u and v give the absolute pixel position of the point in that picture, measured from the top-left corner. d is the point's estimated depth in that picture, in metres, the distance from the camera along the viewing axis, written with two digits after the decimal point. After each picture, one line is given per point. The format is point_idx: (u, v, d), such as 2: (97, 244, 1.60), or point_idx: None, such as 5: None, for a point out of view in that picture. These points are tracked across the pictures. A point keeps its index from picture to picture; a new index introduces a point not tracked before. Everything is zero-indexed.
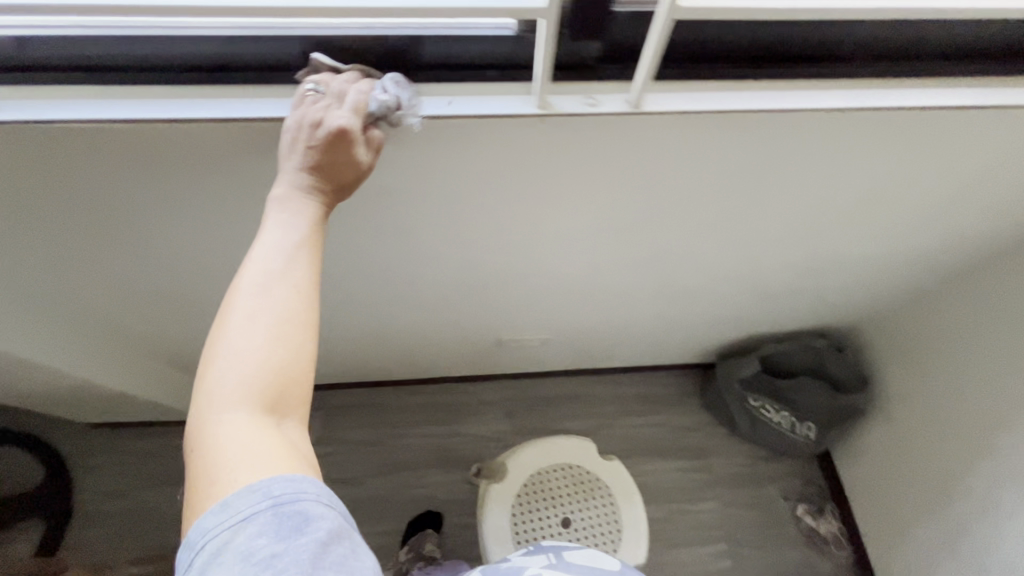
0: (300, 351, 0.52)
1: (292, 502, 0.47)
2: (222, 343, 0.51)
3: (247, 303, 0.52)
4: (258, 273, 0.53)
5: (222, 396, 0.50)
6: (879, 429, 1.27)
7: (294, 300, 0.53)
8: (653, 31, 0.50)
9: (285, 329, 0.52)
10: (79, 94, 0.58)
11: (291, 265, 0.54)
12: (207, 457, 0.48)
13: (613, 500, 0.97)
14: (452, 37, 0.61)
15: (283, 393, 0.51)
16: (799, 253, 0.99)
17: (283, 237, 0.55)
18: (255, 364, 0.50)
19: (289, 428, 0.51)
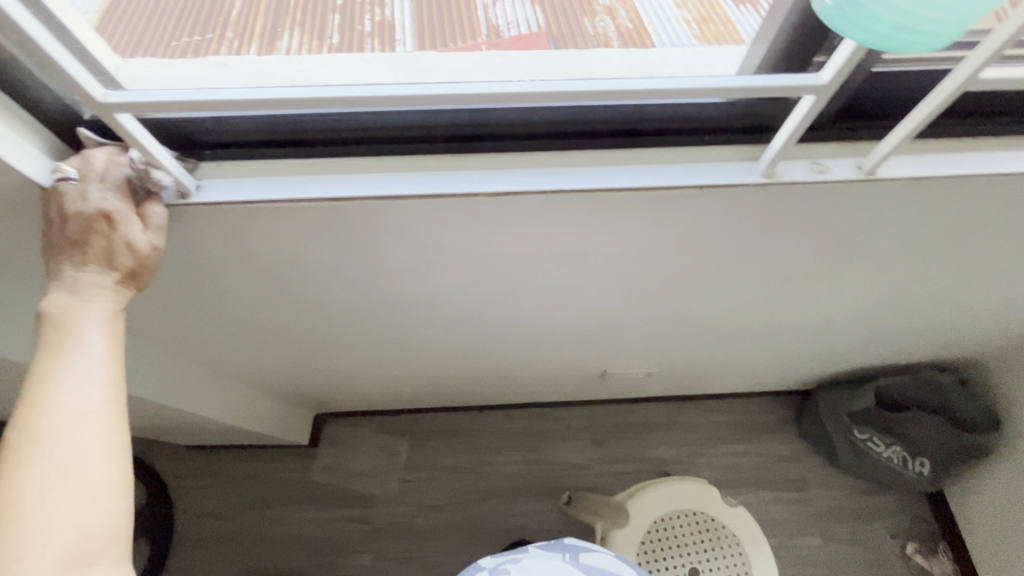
0: (104, 487, 0.49)
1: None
2: (20, 497, 0.45)
3: (52, 441, 0.47)
4: (67, 406, 0.48)
5: (18, 554, 0.44)
6: (1004, 471, 1.19)
7: (102, 432, 0.50)
8: (933, 98, 0.40)
9: (85, 469, 0.48)
10: (216, 175, 0.49)
11: (94, 390, 0.50)
12: None
13: (742, 550, 0.92)
14: (668, 104, 0.47)
15: (86, 537, 0.47)
16: (952, 303, 0.90)
17: (91, 352, 0.50)
18: (66, 510, 0.46)
19: (103, 572, 0.47)
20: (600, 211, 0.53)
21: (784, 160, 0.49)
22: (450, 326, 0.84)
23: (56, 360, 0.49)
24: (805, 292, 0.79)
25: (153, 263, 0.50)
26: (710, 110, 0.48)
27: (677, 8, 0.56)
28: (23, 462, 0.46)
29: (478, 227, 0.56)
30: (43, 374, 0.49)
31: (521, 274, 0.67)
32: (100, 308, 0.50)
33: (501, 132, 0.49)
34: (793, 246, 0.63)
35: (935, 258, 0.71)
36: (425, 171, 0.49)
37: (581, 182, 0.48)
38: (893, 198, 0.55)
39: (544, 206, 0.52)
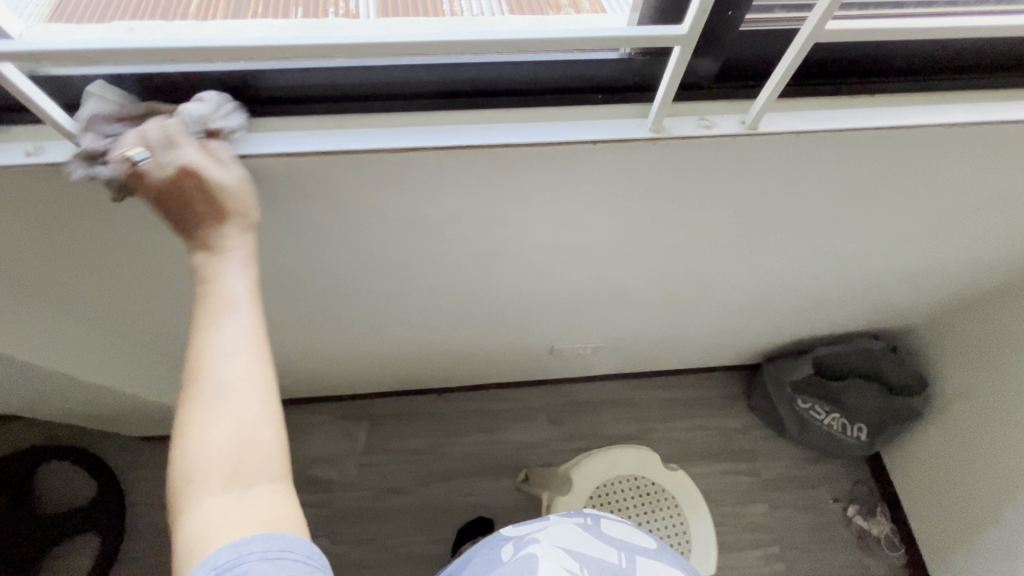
0: (261, 418, 0.50)
1: (236, 566, 0.44)
2: (191, 425, 0.49)
3: (212, 377, 0.50)
4: (218, 347, 0.51)
5: (195, 474, 0.48)
6: (934, 433, 1.25)
7: (250, 370, 0.51)
8: (793, 47, 0.43)
9: (239, 399, 0.50)
10: (124, 133, 0.50)
11: (240, 331, 0.52)
12: (183, 535, 0.47)
13: (680, 512, 0.96)
14: (561, 63, 0.51)
15: (242, 461, 0.48)
16: (872, 269, 0.94)
17: (227, 293, 0.52)
18: (226, 436, 0.48)
19: (262, 495, 0.49)
20: (504, 169, 0.55)
21: (671, 117, 0.52)
22: (390, 300, 0.86)
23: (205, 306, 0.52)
24: (728, 256, 0.82)
25: (246, 195, 0.51)
26: (599, 67, 0.51)
27: None
28: (196, 394, 0.50)
29: (393, 190, 0.57)
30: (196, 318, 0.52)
31: (446, 241, 0.69)
32: (235, 257, 0.52)
33: (407, 93, 0.53)
34: (702, 206, 0.67)
35: (841, 221, 0.75)
36: (338, 128, 0.52)
37: (480, 139, 0.51)
38: (783, 156, 0.59)
39: (451, 165, 0.54)
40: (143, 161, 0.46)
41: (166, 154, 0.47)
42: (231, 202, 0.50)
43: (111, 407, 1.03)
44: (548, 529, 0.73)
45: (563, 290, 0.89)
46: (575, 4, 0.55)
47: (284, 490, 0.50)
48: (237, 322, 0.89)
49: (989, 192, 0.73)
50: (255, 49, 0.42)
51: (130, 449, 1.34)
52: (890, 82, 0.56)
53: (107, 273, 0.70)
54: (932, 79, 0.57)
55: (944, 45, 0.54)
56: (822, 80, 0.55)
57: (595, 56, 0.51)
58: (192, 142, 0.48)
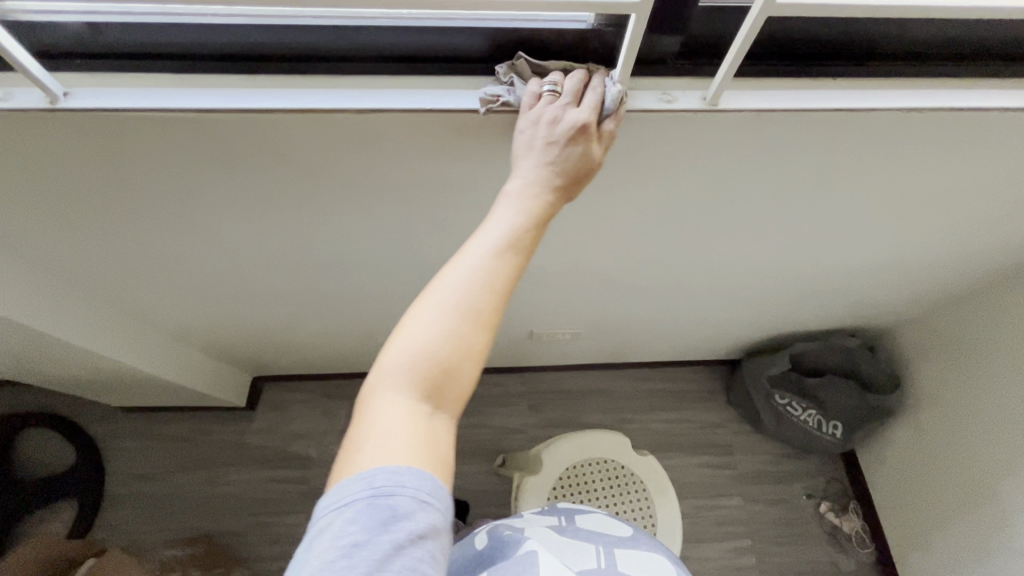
0: (474, 356, 0.47)
1: (388, 494, 0.42)
2: (410, 324, 0.47)
3: (447, 287, 0.48)
4: (470, 264, 0.48)
5: (388, 375, 0.46)
6: (907, 431, 1.27)
7: (490, 305, 0.48)
8: (748, 20, 0.44)
9: (474, 330, 0.47)
10: (88, 85, 0.50)
11: (492, 259, 0.49)
12: (357, 426, 0.45)
13: (648, 496, 0.97)
14: (522, 30, 0.52)
15: (444, 385, 0.47)
16: (846, 261, 0.96)
17: (507, 225, 0.50)
18: (438, 353, 0.46)
19: (439, 427, 0.47)
20: (468, 136, 0.56)
21: (633, 91, 0.53)
22: (369, 273, 0.87)
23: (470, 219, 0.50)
24: (701, 239, 0.83)
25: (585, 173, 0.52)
26: (561, 37, 0.52)
27: None
28: (428, 295, 0.48)
29: (362, 155, 0.58)
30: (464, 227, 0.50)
31: (420, 211, 0.70)
32: (520, 197, 0.51)
33: (372, 54, 0.54)
34: (671, 185, 0.68)
35: (812, 206, 0.76)
36: (295, 89, 0.52)
37: (444, 104, 0.52)
38: (747, 135, 0.60)
39: (417, 130, 0.55)
40: (551, 99, 0.51)
41: (575, 108, 0.51)
42: (578, 171, 0.52)
43: (89, 371, 1.04)
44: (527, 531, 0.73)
45: (539, 270, 0.90)
46: None
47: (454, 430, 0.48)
48: (215, 292, 0.89)
49: (958, 184, 0.75)
50: None
51: (111, 420, 1.35)
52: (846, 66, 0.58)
53: (78, 233, 0.70)
54: (890, 64, 0.58)
55: (900, 30, 0.55)
56: (782, 62, 0.57)
57: (557, 25, 0.52)
58: (595, 115, 0.50)
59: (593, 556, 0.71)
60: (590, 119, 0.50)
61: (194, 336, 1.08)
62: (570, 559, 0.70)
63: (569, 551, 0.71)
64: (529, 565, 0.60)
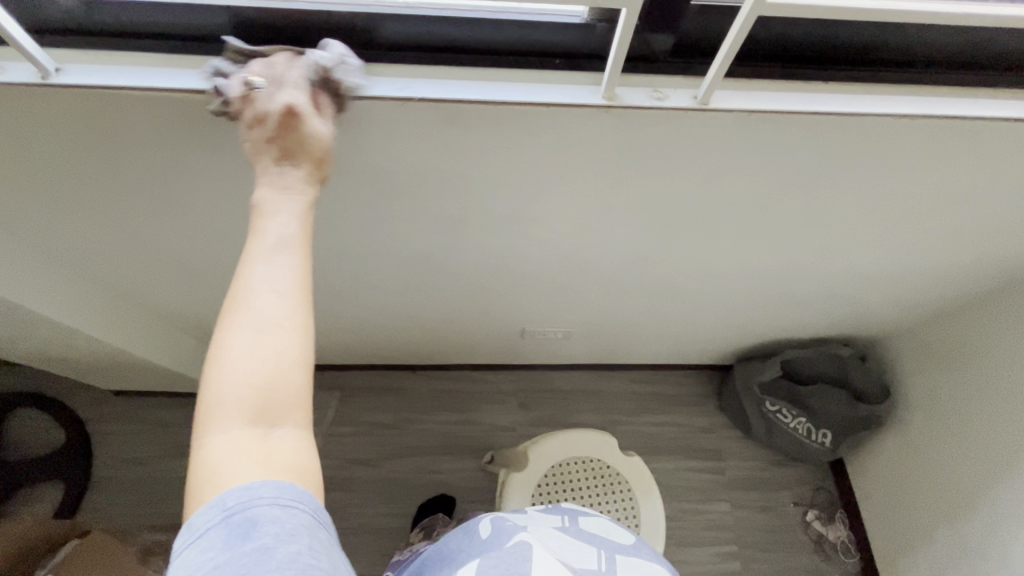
0: (291, 361, 0.48)
1: (245, 509, 0.43)
2: (217, 355, 0.47)
3: (246, 311, 0.48)
4: (259, 280, 0.49)
5: (216, 409, 0.46)
6: (896, 441, 1.27)
7: (292, 311, 0.49)
8: (739, 19, 0.44)
9: (268, 336, 0.48)
10: (80, 61, 0.50)
11: (283, 271, 0.50)
12: (196, 469, 0.46)
13: (632, 496, 0.97)
14: (517, 22, 0.52)
15: (268, 400, 0.47)
16: (837, 269, 0.96)
17: (285, 232, 0.51)
18: (250, 372, 0.47)
19: (282, 439, 0.47)
20: (457, 127, 0.56)
21: (624, 87, 0.53)
22: (360, 264, 0.87)
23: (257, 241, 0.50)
24: (692, 241, 0.84)
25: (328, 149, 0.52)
26: (556, 31, 0.53)
27: None
28: (227, 325, 0.48)
29: (351, 142, 0.58)
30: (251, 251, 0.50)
31: (410, 202, 0.70)
32: (297, 202, 0.52)
33: (367, 42, 0.54)
34: (661, 184, 0.68)
35: (803, 210, 0.76)
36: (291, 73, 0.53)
37: (435, 94, 0.52)
38: (737, 135, 0.60)
39: (408, 119, 0.55)
40: (258, 90, 0.48)
41: (277, 91, 0.49)
42: (314, 150, 0.51)
43: (79, 353, 1.04)
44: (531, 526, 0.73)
45: (531, 267, 0.90)
46: None
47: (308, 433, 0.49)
48: (206, 277, 0.90)
49: (951, 193, 0.75)
50: None
51: (101, 403, 1.35)
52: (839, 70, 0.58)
53: (68, 212, 0.70)
54: (883, 70, 0.58)
55: (893, 34, 0.56)
56: (777, 64, 0.57)
57: (552, 19, 0.52)
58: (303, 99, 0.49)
59: (593, 557, 0.70)
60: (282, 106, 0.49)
61: (186, 322, 1.08)
62: (570, 555, 0.69)
63: (569, 549, 0.71)
64: (522, 560, 0.60)
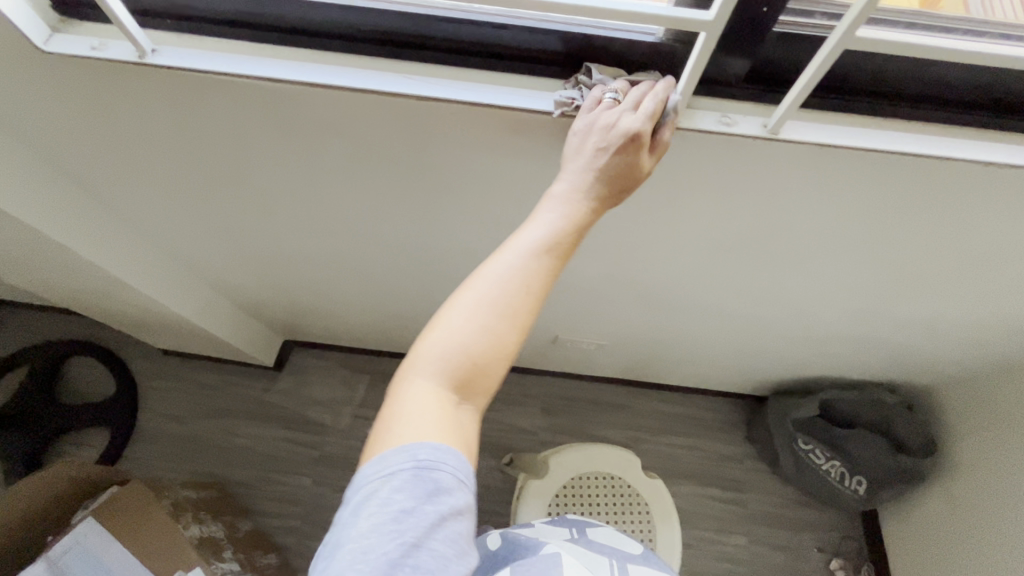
0: (507, 350, 0.49)
1: (433, 468, 0.45)
2: (449, 316, 0.49)
3: (485, 284, 0.49)
4: (504, 260, 0.50)
5: (423, 359, 0.49)
6: (937, 500, 1.20)
7: (523, 300, 0.49)
8: (822, 51, 0.42)
9: (504, 323, 0.49)
10: (170, 44, 0.53)
11: (531, 260, 0.50)
12: (387, 408, 0.48)
13: (650, 520, 0.96)
14: (589, 37, 0.52)
15: (471, 376, 0.49)
16: (891, 311, 0.92)
17: (540, 235, 0.51)
18: (473, 345, 0.48)
19: (465, 414, 0.49)
20: (520, 133, 0.57)
21: (693, 109, 0.52)
22: (403, 256, 0.89)
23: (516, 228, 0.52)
24: (741, 267, 0.82)
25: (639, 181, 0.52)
26: (626, 46, 0.52)
27: None
28: (465, 290, 0.50)
29: (413, 137, 0.59)
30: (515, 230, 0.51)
31: (462, 200, 0.71)
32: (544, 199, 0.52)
33: (436, 45, 0.55)
34: (718, 207, 0.67)
35: (865, 247, 0.73)
36: (362, 69, 0.54)
37: (500, 101, 0.52)
38: (804, 166, 0.58)
39: (469, 121, 0.56)
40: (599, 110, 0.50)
41: (620, 113, 0.49)
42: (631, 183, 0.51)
43: (137, 310, 1.10)
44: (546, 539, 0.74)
45: (569, 275, 0.90)
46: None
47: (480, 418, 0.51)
48: (261, 253, 0.93)
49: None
50: None
51: (151, 360, 1.43)
52: (921, 108, 0.55)
53: (143, 178, 0.74)
54: (976, 114, 0.55)
55: (991, 77, 0.53)
56: (860, 98, 0.54)
57: (624, 34, 0.52)
58: (650, 124, 0.48)
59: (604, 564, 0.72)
60: (641, 128, 0.48)
61: (234, 292, 1.13)
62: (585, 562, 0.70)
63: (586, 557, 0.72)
64: (554, 566, 0.63)
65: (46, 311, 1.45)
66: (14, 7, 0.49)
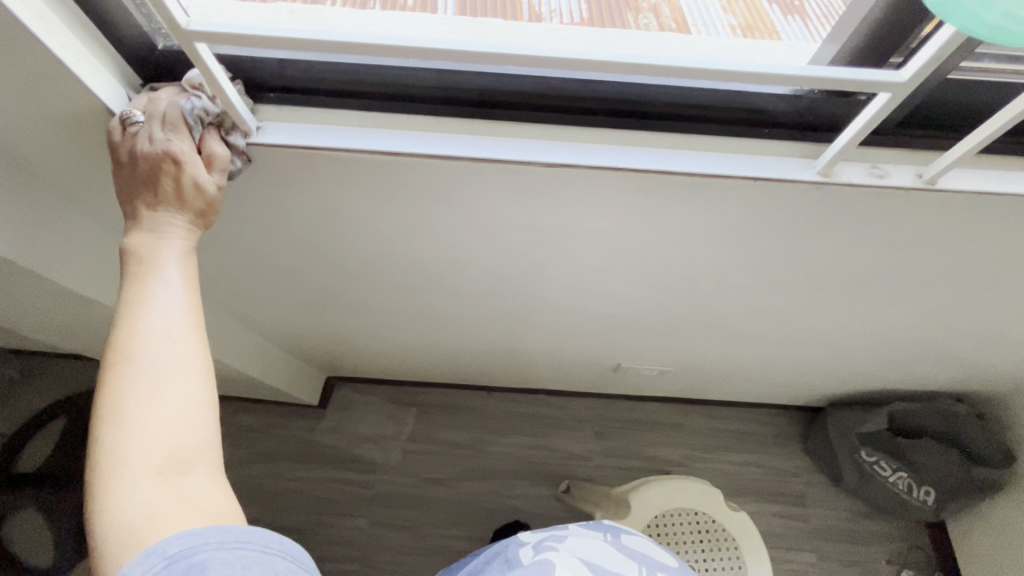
0: (196, 407, 0.47)
1: (190, 556, 0.40)
2: (122, 413, 0.45)
3: (145, 361, 0.47)
4: (151, 324, 0.48)
5: (120, 462, 0.43)
6: (1012, 510, 1.17)
7: (184, 348, 0.48)
8: (1015, 104, 0.39)
9: (177, 379, 0.47)
10: (281, 119, 0.50)
11: (172, 314, 0.49)
12: (118, 534, 0.41)
13: (740, 555, 0.93)
14: (728, 92, 0.49)
15: (180, 445, 0.45)
16: (978, 328, 0.89)
17: (170, 286, 0.49)
18: (161, 413, 0.45)
19: (199, 483, 0.45)
20: (643, 192, 0.54)
21: (843, 161, 0.48)
22: (475, 299, 0.86)
23: (138, 286, 0.49)
24: (833, 296, 0.79)
25: (218, 200, 0.51)
26: (770, 100, 0.49)
27: (724, 11, 0.52)
28: (123, 382, 0.46)
29: (521, 195, 0.56)
30: (128, 301, 0.48)
31: (554, 249, 0.68)
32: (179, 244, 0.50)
33: (554, 105, 0.51)
34: (829, 244, 0.64)
35: (972, 271, 0.71)
36: (480, 135, 0.50)
37: (632, 162, 0.49)
38: (937, 202, 0.56)
39: (594, 182, 0.53)
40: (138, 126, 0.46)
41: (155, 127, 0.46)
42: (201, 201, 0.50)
43: None
44: (568, 538, 0.69)
45: (647, 309, 0.87)
46: (655, 8, 0.53)
47: (221, 474, 0.47)
48: (326, 303, 0.90)
49: None
50: (450, 51, 0.42)
51: None
52: None
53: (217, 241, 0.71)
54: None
55: None
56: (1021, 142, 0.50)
57: (764, 88, 0.48)
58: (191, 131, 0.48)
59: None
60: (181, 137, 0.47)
61: (286, 336, 1.09)
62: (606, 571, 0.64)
63: (608, 565, 0.66)
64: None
65: (79, 360, 1.41)
66: (108, 87, 0.46)
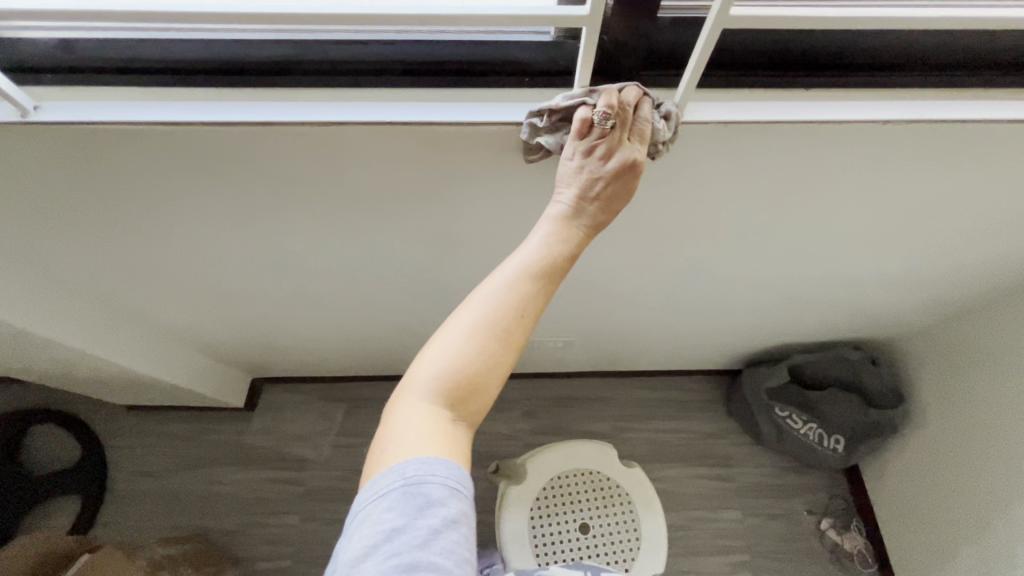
0: (495, 375, 0.53)
1: (421, 484, 0.48)
2: (442, 341, 0.53)
3: (477, 305, 0.54)
4: (496, 285, 0.54)
5: (422, 379, 0.52)
6: (913, 447, 1.23)
7: (518, 323, 0.54)
8: (703, 31, 0.47)
9: (502, 343, 0.53)
10: (88, 95, 0.55)
11: (527, 286, 0.54)
12: (387, 426, 0.51)
13: (634, 508, 0.96)
14: (489, 43, 0.56)
15: (467, 394, 0.52)
16: (838, 271, 0.95)
17: (529, 257, 0.56)
18: (469, 359, 0.52)
19: (460, 429, 0.52)
20: (439, 147, 0.58)
21: None
22: (354, 281, 0.88)
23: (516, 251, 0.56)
24: (687, 247, 0.83)
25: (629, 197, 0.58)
26: (526, 51, 0.56)
27: None
28: (459, 315, 0.54)
29: (330, 161, 0.59)
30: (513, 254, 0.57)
31: (398, 218, 0.71)
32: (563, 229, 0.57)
33: (342, 67, 0.57)
34: (648, 190, 0.68)
35: (800, 210, 0.75)
36: (273, 102, 0.55)
37: (410, 116, 0.55)
38: (720, 141, 0.60)
39: (388, 140, 0.56)
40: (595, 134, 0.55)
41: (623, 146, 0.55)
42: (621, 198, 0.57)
43: (92, 368, 1.07)
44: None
45: None
46: None
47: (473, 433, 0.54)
48: (209, 294, 0.91)
49: (945, 196, 0.73)
50: (204, 16, 0.46)
51: (116, 418, 1.39)
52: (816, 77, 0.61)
53: (68, 235, 0.72)
54: (844, 75, 0.61)
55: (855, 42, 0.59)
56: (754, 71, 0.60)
57: (518, 37, 0.57)
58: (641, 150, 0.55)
59: None
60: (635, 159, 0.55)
61: (189, 337, 1.10)
62: None
63: None
64: None
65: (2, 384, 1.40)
66: None
